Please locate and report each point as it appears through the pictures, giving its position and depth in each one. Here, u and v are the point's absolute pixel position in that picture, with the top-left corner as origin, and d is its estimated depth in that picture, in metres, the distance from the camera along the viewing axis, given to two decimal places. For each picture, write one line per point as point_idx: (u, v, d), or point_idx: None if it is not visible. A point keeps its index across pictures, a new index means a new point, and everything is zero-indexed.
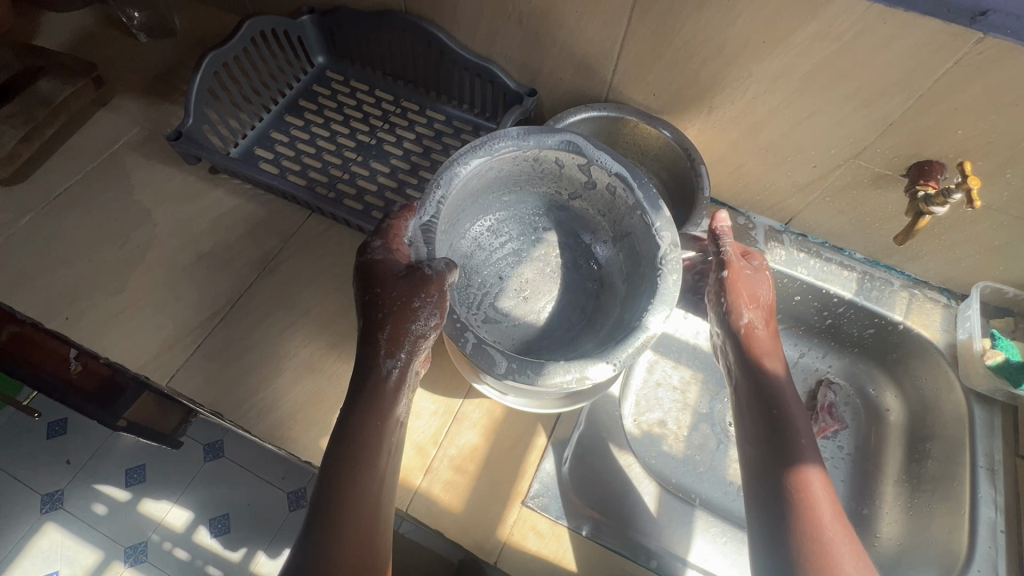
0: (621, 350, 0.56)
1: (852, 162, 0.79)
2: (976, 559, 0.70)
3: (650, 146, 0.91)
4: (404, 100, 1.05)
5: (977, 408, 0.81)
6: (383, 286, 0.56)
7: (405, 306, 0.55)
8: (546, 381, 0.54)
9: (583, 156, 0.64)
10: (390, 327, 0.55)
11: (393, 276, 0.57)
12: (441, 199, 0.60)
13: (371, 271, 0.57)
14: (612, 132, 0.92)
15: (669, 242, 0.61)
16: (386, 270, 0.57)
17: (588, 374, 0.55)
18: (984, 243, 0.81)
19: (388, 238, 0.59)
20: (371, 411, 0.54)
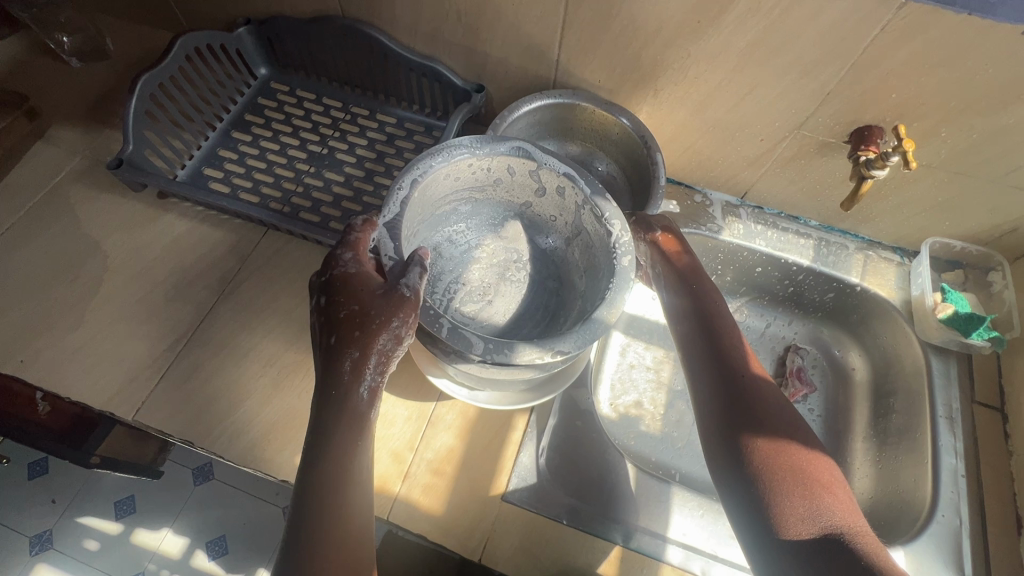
0: (587, 329, 0.55)
1: (796, 132, 0.80)
2: (940, 504, 0.73)
3: (609, 134, 0.91)
4: (353, 106, 1.03)
5: (935, 360, 0.84)
6: (359, 301, 0.53)
7: (381, 323, 0.52)
8: (524, 356, 0.53)
9: (532, 161, 0.63)
10: (365, 346, 0.52)
11: (368, 291, 0.53)
12: (404, 200, 0.58)
13: (343, 284, 0.53)
14: (568, 119, 0.92)
15: (620, 229, 0.61)
16: (359, 283, 0.54)
17: (558, 350, 0.54)
18: (928, 200, 0.83)
19: (359, 250, 0.56)
20: (347, 433, 0.52)
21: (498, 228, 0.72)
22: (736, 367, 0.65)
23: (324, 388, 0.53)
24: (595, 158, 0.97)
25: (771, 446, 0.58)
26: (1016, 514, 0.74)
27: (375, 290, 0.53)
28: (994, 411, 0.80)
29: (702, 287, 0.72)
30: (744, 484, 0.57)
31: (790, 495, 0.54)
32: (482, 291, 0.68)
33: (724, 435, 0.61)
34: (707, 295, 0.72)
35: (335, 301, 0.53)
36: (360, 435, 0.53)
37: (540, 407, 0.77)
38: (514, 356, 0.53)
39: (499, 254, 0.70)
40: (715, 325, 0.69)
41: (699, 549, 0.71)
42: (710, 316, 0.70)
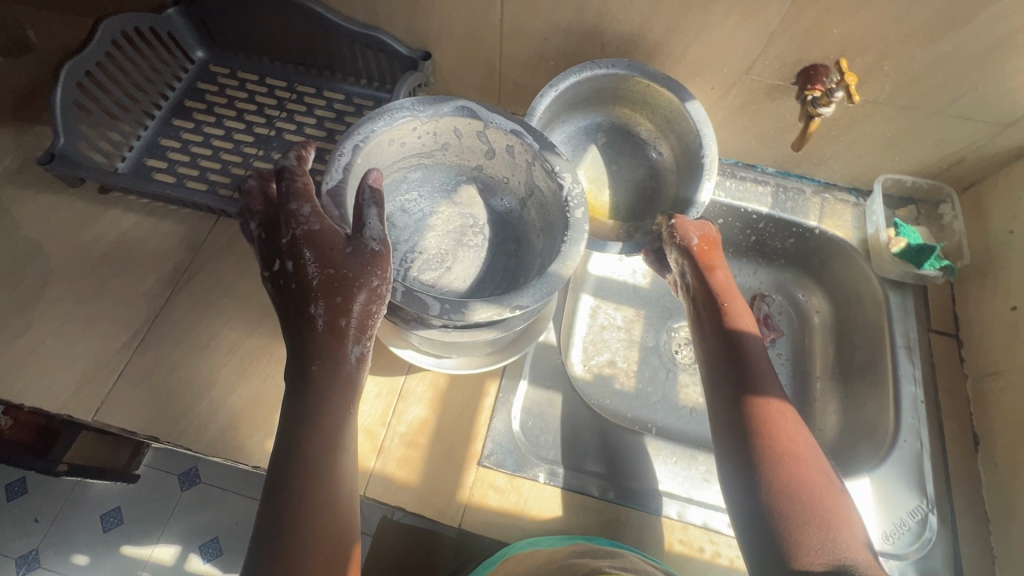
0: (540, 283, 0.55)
1: (744, 78, 0.80)
2: (902, 430, 0.76)
3: (666, 114, 0.85)
4: (298, 84, 1.00)
5: (892, 294, 0.86)
6: (329, 263, 0.50)
7: (357, 284, 0.50)
8: (480, 315, 0.52)
9: (478, 120, 0.62)
10: (343, 308, 0.50)
11: (336, 251, 0.51)
12: (347, 166, 0.55)
13: (308, 243, 0.50)
14: (620, 88, 0.85)
15: (571, 180, 0.60)
16: (326, 240, 0.51)
17: (511, 306, 0.53)
18: (878, 137, 0.84)
19: (314, 201, 0.52)
20: (331, 393, 0.51)
21: (451, 193, 0.70)
22: (760, 386, 0.64)
23: (301, 352, 0.51)
24: (647, 142, 0.91)
25: (789, 469, 0.57)
26: (973, 432, 0.77)
27: (344, 247, 0.51)
28: (949, 338, 0.83)
29: (732, 304, 0.71)
30: (753, 500, 0.57)
31: (797, 522, 0.54)
32: (440, 258, 0.67)
33: (740, 451, 0.60)
34: (740, 316, 0.71)
35: (303, 264, 0.50)
36: (347, 394, 0.52)
37: (511, 372, 0.77)
38: (470, 314, 0.52)
39: (454, 220, 0.69)
40: (741, 344, 0.68)
41: (674, 494, 0.72)
42: (735, 334, 0.69)
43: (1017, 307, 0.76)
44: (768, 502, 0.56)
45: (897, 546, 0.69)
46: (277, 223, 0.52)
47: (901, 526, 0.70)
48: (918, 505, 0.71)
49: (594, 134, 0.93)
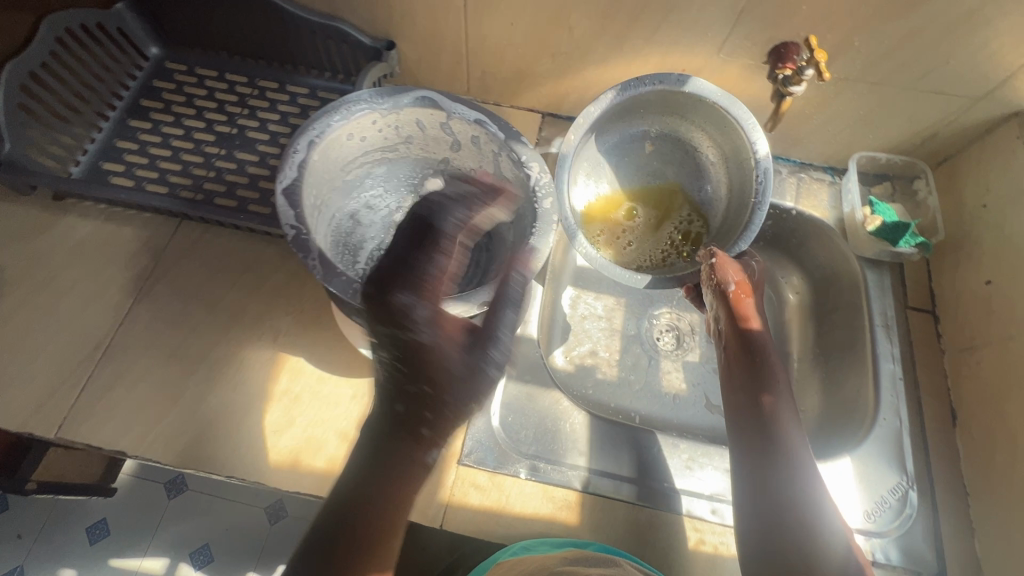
0: None
1: (716, 59, 0.79)
2: (882, 408, 0.76)
3: (731, 142, 0.78)
4: (259, 80, 0.96)
5: (869, 272, 0.85)
6: (432, 379, 0.44)
7: (460, 400, 0.45)
8: (446, 313, 0.50)
9: (440, 110, 0.60)
10: (435, 425, 0.45)
11: (445, 367, 0.44)
12: (302, 163, 0.53)
13: (417, 355, 0.44)
14: (672, 104, 0.80)
15: (538, 170, 0.59)
16: (435, 354, 0.44)
17: (477, 304, 0.51)
18: (851, 115, 0.83)
19: (434, 301, 0.45)
20: (394, 495, 0.43)
21: (418, 187, 0.68)
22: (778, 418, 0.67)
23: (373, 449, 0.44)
24: (703, 164, 0.85)
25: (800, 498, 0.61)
26: (951, 407, 0.77)
27: (453, 366, 0.44)
28: (926, 314, 0.83)
29: (760, 338, 0.73)
30: (764, 521, 0.61)
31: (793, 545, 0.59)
32: None
33: (754, 475, 0.64)
34: (767, 351, 0.73)
35: (411, 373, 0.44)
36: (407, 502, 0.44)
37: None
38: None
39: None
40: (764, 376, 0.70)
41: (656, 483, 0.72)
42: (759, 367, 0.71)
43: (992, 281, 0.76)
44: (776, 524, 0.61)
45: (879, 524, 0.69)
46: (383, 314, 0.44)
47: (883, 503, 0.70)
48: (898, 482, 0.71)
49: (642, 140, 0.86)
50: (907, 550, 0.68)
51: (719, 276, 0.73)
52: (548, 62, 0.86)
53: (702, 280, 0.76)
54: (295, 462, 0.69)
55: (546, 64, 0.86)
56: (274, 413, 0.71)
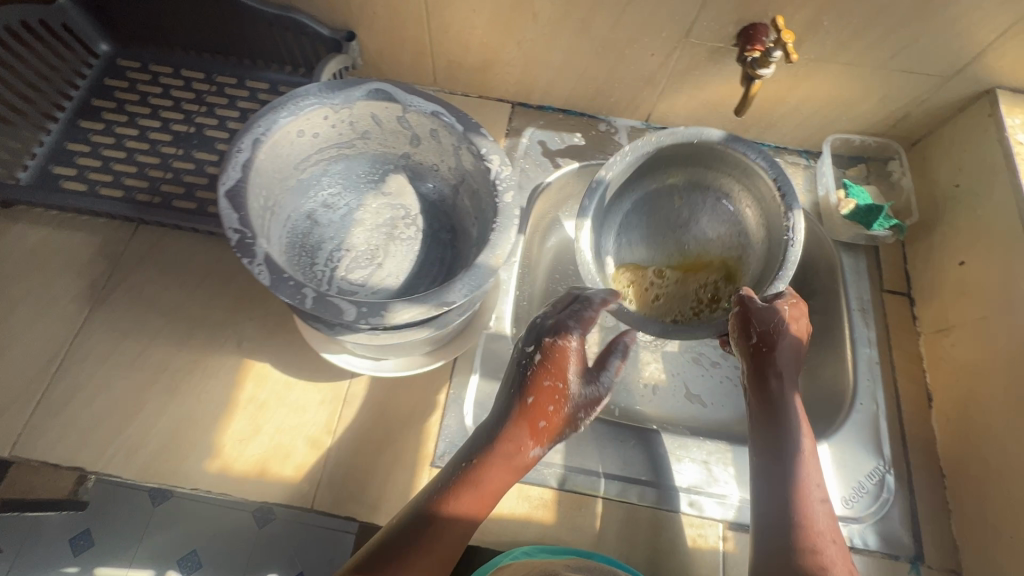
0: (468, 278, 0.51)
1: (684, 43, 0.76)
2: (859, 393, 0.75)
3: (762, 185, 0.72)
4: (217, 75, 0.92)
5: (845, 256, 0.85)
6: (565, 382, 0.59)
7: (569, 408, 0.59)
8: (403, 316, 0.47)
9: (396, 103, 0.57)
10: (550, 419, 0.58)
11: (571, 376, 0.60)
12: (247, 162, 0.50)
13: (559, 358, 0.60)
14: (695, 153, 0.75)
15: (499, 162, 0.56)
16: (570, 364, 0.60)
17: (436, 305, 0.49)
18: (824, 97, 0.82)
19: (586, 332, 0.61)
20: (494, 482, 0.56)
21: (378, 183, 0.66)
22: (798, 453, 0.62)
23: (483, 443, 0.57)
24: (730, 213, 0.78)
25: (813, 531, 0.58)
26: (926, 389, 0.77)
27: (579, 376, 0.61)
28: (901, 296, 0.82)
29: (784, 377, 0.65)
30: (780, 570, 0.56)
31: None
32: (369, 255, 0.62)
33: (767, 506, 0.61)
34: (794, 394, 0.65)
35: (549, 369, 0.59)
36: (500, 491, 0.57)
37: (461, 367, 0.74)
38: (391, 317, 0.47)
39: (383, 212, 0.65)
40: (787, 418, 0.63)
41: (635, 478, 0.70)
42: (783, 409, 0.64)
43: (965, 261, 0.75)
44: (787, 554, 0.57)
45: (856, 510, 0.69)
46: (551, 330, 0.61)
47: (860, 489, 0.70)
48: (875, 466, 0.71)
49: (669, 194, 0.80)
50: (884, 534, 0.68)
51: (751, 320, 0.64)
52: (514, 50, 0.83)
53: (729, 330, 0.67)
54: (262, 471, 0.67)
55: (512, 52, 0.84)
56: (239, 421, 0.69)
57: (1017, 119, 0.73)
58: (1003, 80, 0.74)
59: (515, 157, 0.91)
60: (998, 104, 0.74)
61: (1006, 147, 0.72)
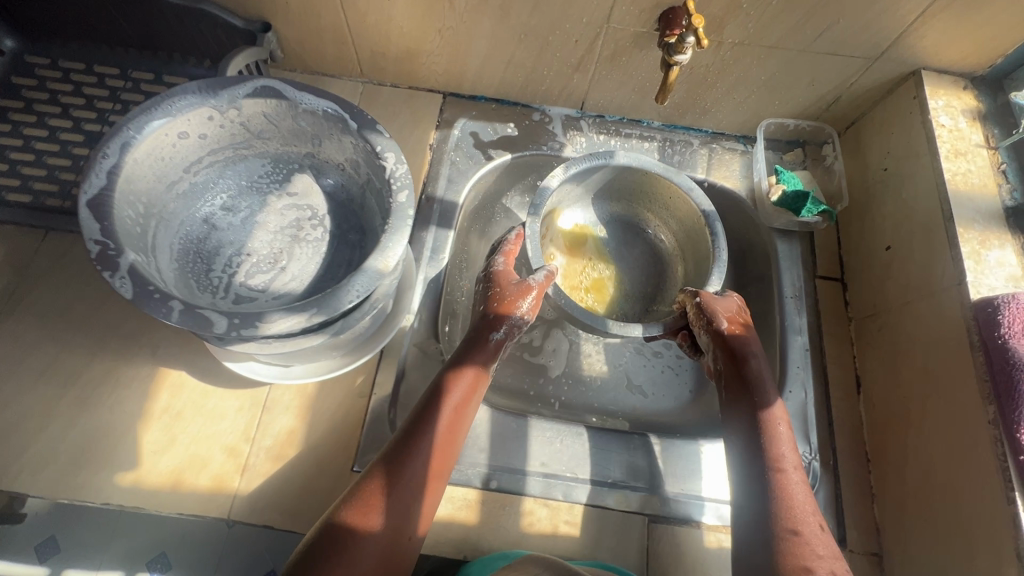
0: (353, 284, 0.49)
1: (607, 28, 0.74)
2: (788, 381, 0.75)
3: (681, 209, 0.81)
4: (132, 71, 0.88)
5: (779, 243, 0.84)
6: (501, 284, 0.72)
7: (516, 308, 0.69)
8: (279, 326, 0.45)
9: (284, 100, 0.55)
10: (499, 313, 0.69)
11: (508, 278, 0.72)
12: (114, 169, 0.47)
13: (495, 275, 0.73)
14: (624, 179, 0.83)
15: (394, 160, 0.54)
16: (505, 275, 0.73)
17: (317, 314, 0.47)
18: (754, 81, 0.80)
19: (507, 255, 0.75)
20: (435, 445, 0.59)
21: (283, 184, 0.63)
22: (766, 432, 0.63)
23: (421, 412, 0.61)
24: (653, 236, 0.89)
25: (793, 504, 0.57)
26: (856, 375, 0.76)
27: (511, 279, 0.72)
28: (834, 282, 0.82)
29: (745, 357, 0.67)
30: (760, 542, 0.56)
31: (797, 560, 0.54)
32: (272, 259, 0.60)
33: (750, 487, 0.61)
34: (754, 373, 0.67)
35: (490, 287, 0.72)
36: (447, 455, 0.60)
37: (384, 369, 0.72)
38: (265, 328, 0.45)
39: (288, 214, 0.63)
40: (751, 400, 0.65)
41: (561, 475, 0.69)
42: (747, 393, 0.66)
43: (891, 246, 0.74)
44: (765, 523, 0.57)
45: None
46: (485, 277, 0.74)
47: None
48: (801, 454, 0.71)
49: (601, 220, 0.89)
50: None
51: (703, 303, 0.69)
52: (436, 39, 0.81)
53: (693, 323, 0.71)
54: (177, 483, 0.65)
55: (435, 40, 0.81)
56: (153, 432, 0.68)
57: (940, 101, 0.72)
58: (928, 60, 0.73)
59: (445, 149, 0.88)
60: (922, 86, 0.73)
61: (929, 130, 0.71)
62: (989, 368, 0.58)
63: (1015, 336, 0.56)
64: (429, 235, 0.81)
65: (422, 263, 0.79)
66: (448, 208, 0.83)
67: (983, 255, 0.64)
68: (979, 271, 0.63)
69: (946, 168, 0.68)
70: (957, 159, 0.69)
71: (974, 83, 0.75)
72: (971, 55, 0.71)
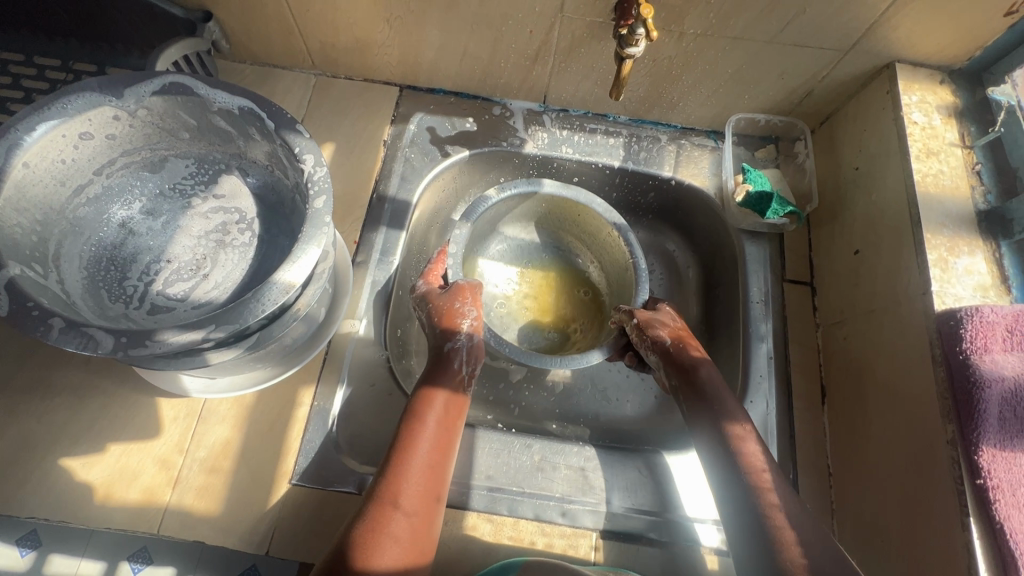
0: (257, 298, 0.45)
1: (561, 17, 0.70)
2: (750, 391, 0.72)
3: (594, 225, 0.81)
4: (73, 63, 0.84)
5: (748, 244, 0.80)
6: (434, 301, 0.69)
7: (462, 311, 0.68)
8: (171, 344, 0.42)
9: (196, 97, 0.51)
10: (446, 322, 0.67)
11: (435, 294, 0.70)
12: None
13: (423, 297, 0.71)
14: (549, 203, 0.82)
15: (313, 163, 0.51)
16: (431, 292, 0.71)
17: (217, 329, 0.43)
18: (721, 73, 0.76)
19: (431, 276, 0.73)
20: (424, 467, 0.57)
21: (209, 185, 0.59)
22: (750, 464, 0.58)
23: (403, 435, 0.59)
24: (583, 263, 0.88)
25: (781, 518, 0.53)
26: (821, 385, 0.73)
27: (438, 291, 0.70)
28: (803, 286, 0.78)
29: (711, 386, 0.65)
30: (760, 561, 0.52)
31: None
32: (194, 266, 0.57)
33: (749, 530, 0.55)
34: (722, 399, 0.64)
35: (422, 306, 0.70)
36: (436, 482, 0.57)
37: (326, 378, 0.70)
38: (157, 346, 0.42)
39: (214, 217, 0.59)
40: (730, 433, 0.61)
41: (508, 489, 0.66)
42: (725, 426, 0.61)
43: (860, 251, 0.70)
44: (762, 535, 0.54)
45: None
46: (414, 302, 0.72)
47: None
48: None
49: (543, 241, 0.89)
50: None
51: (641, 326, 0.69)
52: (385, 29, 0.76)
53: (637, 344, 0.71)
54: (106, 495, 0.63)
55: (384, 30, 0.77)
56: (84, 443, 0.65)
57: (914, 96, 0.68)
58: (902, 52, 0.68)
59: (401, 145, 0.84)
60: (896, 80, 0.69)
61: (901, 128, 0.67)
62: (950, 385, 0.54)
63: (978, 353, 0.53)
64: (379, 236, 0.78)
65: (370, 265, 0.76)
66: (400, 208, 0.80)
67: (951, 263, 0.60)
68: (945, 280, 0.59)
69: (916, 169, 0.64)
70: (928, 159, 0.65)
71: (952, 77, 0.70)
72: (948, 47, 0.67)
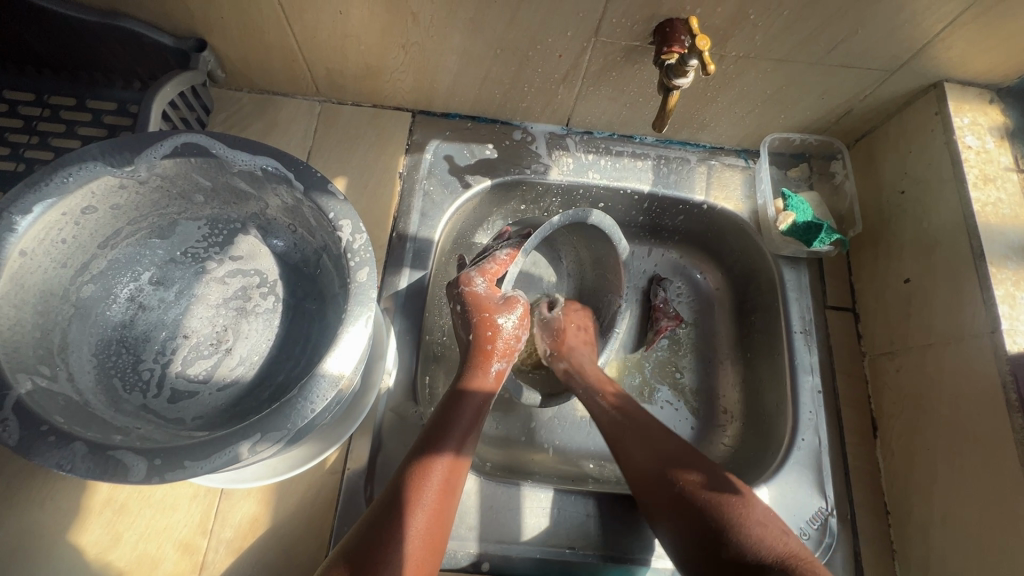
0: (302, 394, 0.40)
1: (595, 41, 0.65)
2: (802, 429, 0.69)
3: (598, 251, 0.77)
4: (50, 96, 0.75)
5: (787, 271, 0.76)
6: (486, 310, 0.67)
7: (505, 329, 0.68)
8: (210, 462, 0.36)
9: (213, 157, 0.45)
10: (489, 342, 0.66)
11: (487, 298, 0.68)
12: None
13: (474, 300, 0.68)
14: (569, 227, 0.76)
15: (350, 231, 0.45)
16: (483, 297, 0.68)
17: (262, 440, 0.38)
18: (759, 94, 0.71)
19: (488, 276, 0.69)
20: (435, 505, 0.54)
21: (224, 246, 0.54)
22: (704, 499, 0.53)
23: (415, 470, 0.55)
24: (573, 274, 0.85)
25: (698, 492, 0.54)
26: (872, 418, 0.70)
27: (496, 300, 0.69)
28: (846, 312, 0.75)
29: (644, 420, 0.61)
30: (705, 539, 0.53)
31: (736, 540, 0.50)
32: (215, 340, 0.51)
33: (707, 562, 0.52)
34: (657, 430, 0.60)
35: (469, 312, 0.68)
36: (444, 532, 0.53)
37: (358, 441, 0.64)
38: (197, 467, 0.36)
39: (231, 282, 0.53)
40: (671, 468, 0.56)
41: (559, 548, 0.63)
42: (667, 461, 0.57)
43: (910, 279, 0.68)
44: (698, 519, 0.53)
45: None
46: (463, 299, 0.69)
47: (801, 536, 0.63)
48: (819, 509, 0.65)
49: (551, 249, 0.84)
50: None
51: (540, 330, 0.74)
52: (400, 55, 0.70)
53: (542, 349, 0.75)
54: None
55: (399, 57, 0.71)
56: (94, 530, 0.59)
57: (965, 118, 0.66)
58: (952, 72, 0.65)
59: (417, 177, 0.78)
60: (946, 102, 0.66)
61: (954, 153, 0.65)
62: None
63: None
64: (402, 279, 0.72)
65: (396, 312, 0.71)
66: (422, 246, 0.74)
67: (1018, 298, 0.58)
68: (1013, 317, 0.58)
69: (974, 198, 0.62)
70: (986, 187, 0.63)
71: (1001, 95, 0.68)
72: (1000, 67, 0.64)
